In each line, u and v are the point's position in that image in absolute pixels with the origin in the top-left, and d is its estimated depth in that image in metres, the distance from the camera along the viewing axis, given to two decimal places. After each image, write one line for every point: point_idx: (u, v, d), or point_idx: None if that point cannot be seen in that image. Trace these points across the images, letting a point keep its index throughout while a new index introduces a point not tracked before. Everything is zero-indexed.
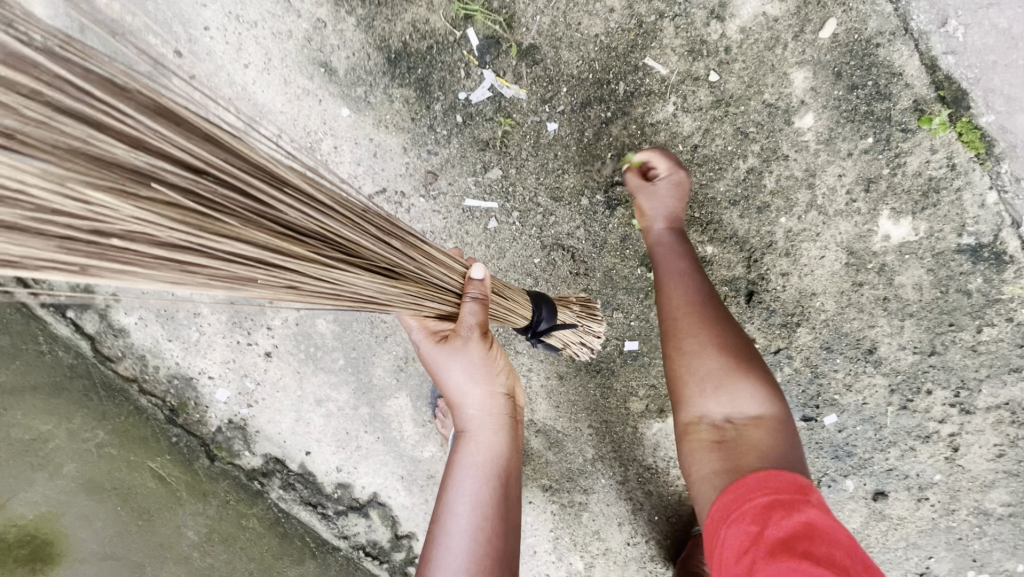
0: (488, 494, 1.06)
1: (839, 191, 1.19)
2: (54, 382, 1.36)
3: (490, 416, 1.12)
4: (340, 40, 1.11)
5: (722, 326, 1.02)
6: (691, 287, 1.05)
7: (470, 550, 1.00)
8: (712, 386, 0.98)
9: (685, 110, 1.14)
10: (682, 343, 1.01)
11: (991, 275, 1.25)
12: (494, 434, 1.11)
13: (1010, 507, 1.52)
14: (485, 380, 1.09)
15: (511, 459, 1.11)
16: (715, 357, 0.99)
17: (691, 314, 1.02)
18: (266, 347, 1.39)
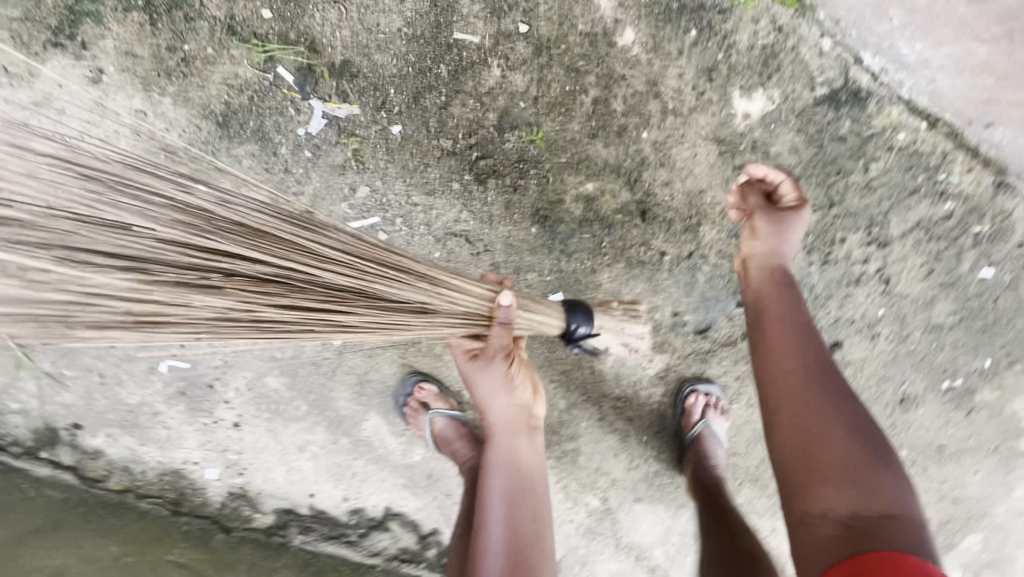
0: (513, 483, 1.19)
1: (686, 90, 1.21)
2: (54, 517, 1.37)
3: (513, 422, 1.22)
4: (166, 121, 1.11)
5: (849, 422, 0.97)
6: (806, 362, 1.04)
7: (506, 541, 1.12)
8: (841, 484, 0.91)
9: (511, 69, 1.16)
10: (793, 419, 1.00)
11: (857, 114, 1.28)
12: (518, 437, 1.23)
13: (957, 314, 1.59)
14: (507, 393, 1.20)
15: (533, 457, 1.23)
16: (837, 440, 0.95)
17: (805, 384, 1.02)
18: (232, 419, 1.45)
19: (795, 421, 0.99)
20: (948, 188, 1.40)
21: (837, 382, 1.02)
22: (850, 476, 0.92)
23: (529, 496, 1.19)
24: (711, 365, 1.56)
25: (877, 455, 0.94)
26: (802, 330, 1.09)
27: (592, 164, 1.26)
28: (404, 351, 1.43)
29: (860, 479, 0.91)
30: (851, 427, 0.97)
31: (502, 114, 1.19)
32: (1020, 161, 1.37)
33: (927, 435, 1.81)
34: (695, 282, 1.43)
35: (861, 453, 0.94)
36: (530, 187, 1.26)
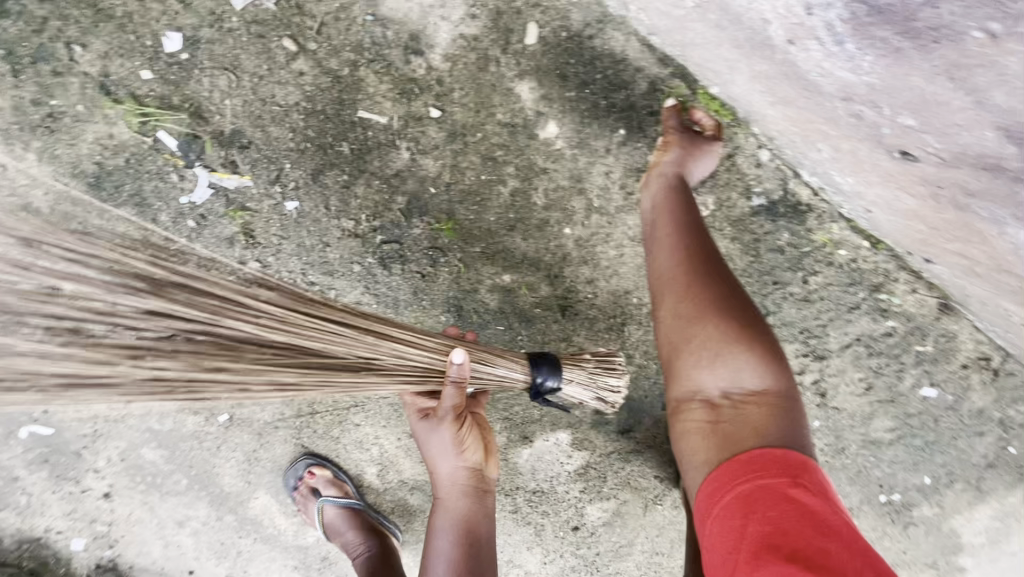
0: (462, 556, 1.02)
1: (613, 188, 1.13)
2: None
3: (462, 487, 1.05)
4: (31, 177, 1.01)
5: (729, 313, 0.90)
6: (695, 267, 0.94)
7: None
8: (727, 398, 0.87)
9: (422, 152, 1.07)
10: (676, 339, 0.93)
11: (795, 227, 1.20)
12: (462, 508, 1.05)
13: (897, 431, 1.51)
14: (457, 454, 1.03)
15: (486, 523, 1.06)
16: (721, 357, 0.88)
17: (696, 290, 0.92)
18: (103, 489, 1.32)
19: (677, 342, 0.93)
20: (890, 307, 1.32)
21: (722, 274, 0.93)
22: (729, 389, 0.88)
23: (476, 572, 1.03)
24: (635, 465, 1.46)
25: (754, 332, 0.89)
26: (692, 226, 0.98)
27: (509, 256, 1.16)
28: (299, 430, 1.33)
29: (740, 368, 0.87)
30: (726, 320, 0.90)
31: (412, 199, 1.09)
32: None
33: None
34: None
35: (737, 339, 0.89)
36: (440, 274, 1.16)
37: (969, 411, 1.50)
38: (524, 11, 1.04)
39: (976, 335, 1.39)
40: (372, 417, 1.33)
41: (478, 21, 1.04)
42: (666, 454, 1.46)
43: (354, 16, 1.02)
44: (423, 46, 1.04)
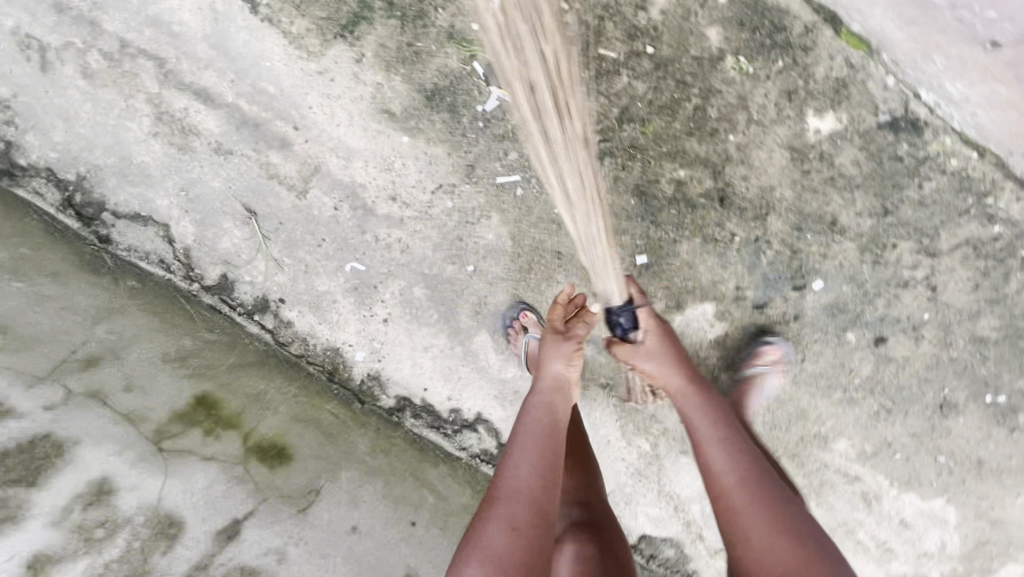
0: (545, 421, 1.54)
1: (769, 105, 1.58)
2: (259, 358, 1.91)
3: (556, 383, 1.63)
4: (395, 91, 1.65)
5: (758, 480, 1.36)
6: (735, 450, 1.42)
7: (531, 452, 1.45)
8: (773, 536, 1.26)
9: (636, 77, 1.58)
10: (733, 508, 1.33)
11: (914, 139, 1.58)
12: (553, 399, 1.60)
13: (1001, 331, 1.79)
14: (564, 357, 1.66)
15: (564, 414, 1.59)
16: (760, 511, 1.30)
17: (745, 469, 1.38)
18: (384, 315, 1.95)
19: (741, 513, 1.32)
20: (996, 213, 1.64)
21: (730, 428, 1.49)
22: (778, 533, 1.26)
23: (552, 435, 1.53)
24: (765, 339, 1.86)
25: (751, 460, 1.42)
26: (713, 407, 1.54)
27: (687, 155, 1.65)
28: (516, 284, 1.87)
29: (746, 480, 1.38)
30: (753, 486, 1.35)
31: (624, 110, 1.61)
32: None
33: (967, 446, 1.97)
34: (758, 263, 1.76)
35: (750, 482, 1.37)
36: (637, 167, 1.67)
37: None
38: None
39: None
40: (570, 278, 1.84)
41: None
42: (792, 333, 1.84)
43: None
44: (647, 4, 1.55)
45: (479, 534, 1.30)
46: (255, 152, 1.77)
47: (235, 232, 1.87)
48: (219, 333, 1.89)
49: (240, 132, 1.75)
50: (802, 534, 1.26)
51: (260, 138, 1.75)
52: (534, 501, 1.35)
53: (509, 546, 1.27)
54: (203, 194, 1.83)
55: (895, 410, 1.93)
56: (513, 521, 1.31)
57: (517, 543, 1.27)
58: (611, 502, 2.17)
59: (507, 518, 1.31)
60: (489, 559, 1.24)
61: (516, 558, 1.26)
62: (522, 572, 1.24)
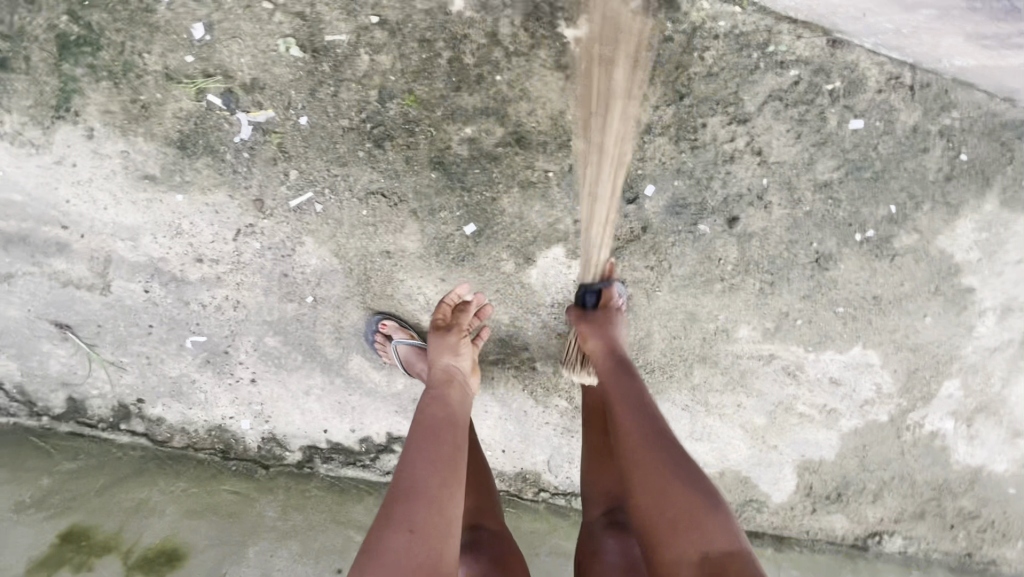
0: (444, 409, 1.45)
1: (519, 32, 1.49)
2: (136, 467, 1.82)
3: (449, 373, 1.56)
4: (144, 154, 1.53)
5: (660, 439, 1.29)
6: (643, 415, 1.34)
7: (428, 443, 1.32)
8: (683, 509, 1.18)
9: (376, 52, 1.47)
10: (637, 461, 1.27)
11: (674, 15, 1.51)
12: (445, 394, 1.50)
13: (842, 169, 1.75)
14: (453, 350, 1.60)
15: (462, 406, 1.50)
16: (668, 467, 1.23)
17: (651, 433, 1.30)
18: (249, 376, 1.85)
19: (649, 476, 1.23)
20: (785, 57, 1.58)
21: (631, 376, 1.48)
22: (680, 498, 1.19)
23: (454, 423, 1.42)
24: (624, 260, 1.81)
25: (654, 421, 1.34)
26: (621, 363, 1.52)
27: (464, 111, 1.56)
28: (362, 297, 1.78)
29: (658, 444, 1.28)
30: (660, 450, 1.27)
31: (381, 90, 1.51)
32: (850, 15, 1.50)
33: (859, 289, 1.95)
34: (583, 190, 1.69)
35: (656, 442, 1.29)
36: (421, 140, 1.58)
37: (903, 131, 1.72)
38: None
39: (876, 60, 1.62)
40: (411, 272, 1.75)
41: None
42: (647, 245, 1.79)
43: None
44: None
45: (375, 541, 1.13)
46: (37, 266, 1.65)
47: (58, 352, 1.74)
48: (83, 459, 1.79)
49: (12, 251, 1.63)
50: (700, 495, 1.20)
51: (35, 250, 1.63)
52: (430, 497, 1.21)
53: (415, 549, 1.12)
54: (9, 327, 1.71)
55: (778, 280, 1.90)
56: (413, 522, 1.16)
57: (420, 546, 1.13)
58: (556, 469, 2.12)
59: (407, 520, 1.16)
60: (394, 574, 1.09)
61: (419, 560, 1.12)
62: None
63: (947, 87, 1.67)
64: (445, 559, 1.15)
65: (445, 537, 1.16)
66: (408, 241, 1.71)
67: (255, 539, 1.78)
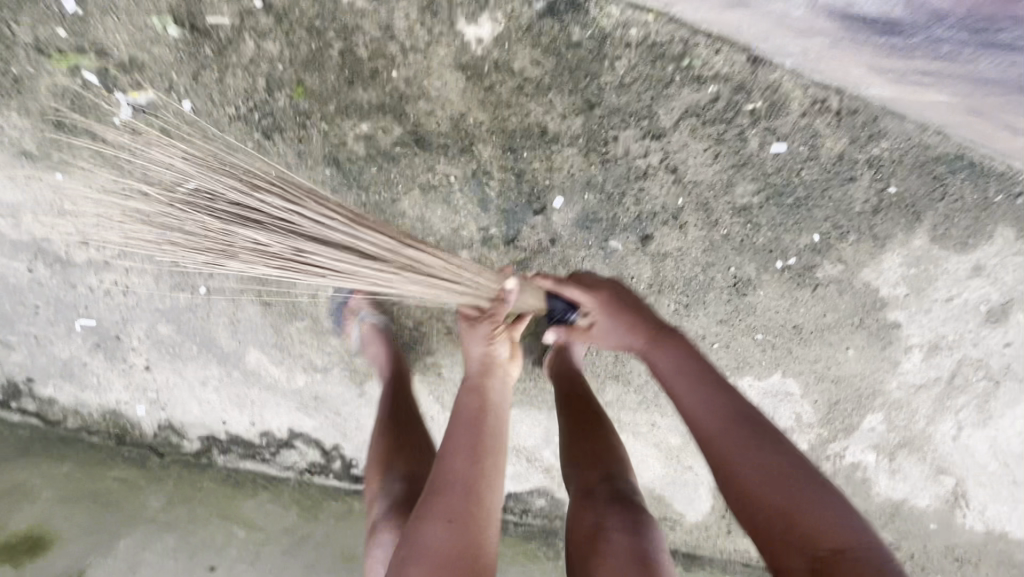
0: (478, 404, 1.48)
1: (415, 27, 1.40)
2: (24, 447, 1.86)
3: (485, 361, 1.55)
4: (18, 129, 1.46)
5: (739, 427, 1.20)
6: (717, 409, 1.23)
7: (463, 443, 1.38)
8: (791, 493, 1.09)
9: (261, 38, 1.39)
10: (725, 444, 1.19)
11: (581, 20, 1.41)
12: (481, 388, 1.50)
13: (762, 194, 1.67)
14: (485, 340, 1.55)
15: (499, 395, 1.53)
16: (754, 452, 1.16)
17: (733, 433, 1.19)
18: (143, 363, 1.81)
19: (748, 447, 1.17)
20: (702, 72, 1.49)
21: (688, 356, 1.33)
22: (774, 479, 1.11)
23: (485, 419, 1.45)
24: (532, 271, 1.75)
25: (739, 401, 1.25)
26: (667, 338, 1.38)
27: (358, 106, 1.48)
28: (258, 291, 1.72)
29: (743, 440, 1.18)
30: (747, 440, 1.18)
31: (268, 78, 1.43)
32: (755, 34, 1.44)
33: (779, 316, 1.88)
34: (487, 197, 1.62)
35: (743, 429, 1.20)
36: (313, 135, 1.50)
37: (829, 158, 1.63)
38: None
39: (801, 81, 1.52)
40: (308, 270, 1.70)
41: None
42: (556, 257, 1.73)
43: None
44: None
45: (413, 533, 1.22)
46: None
47: None
48: None
49: None
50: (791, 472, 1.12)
51: None
52: (467, 489, 1.29)
53: (445, 540, 1.19)
54: None
55: (693, 303, 1.83)
56: (451, 513, 1.24)
57: (455, 535, 1.21)
58: None
59: (445, 512, 1.24)
60: (433, 559, 1.16)
61: (451, 550, 1.19)
62: (456, 562, 1.17)
63: (876, 115, 1.58)
64: (483, 547, 1.23)
65: (484, 528, 1.25)
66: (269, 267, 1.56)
67: (131, 529, 1.83)
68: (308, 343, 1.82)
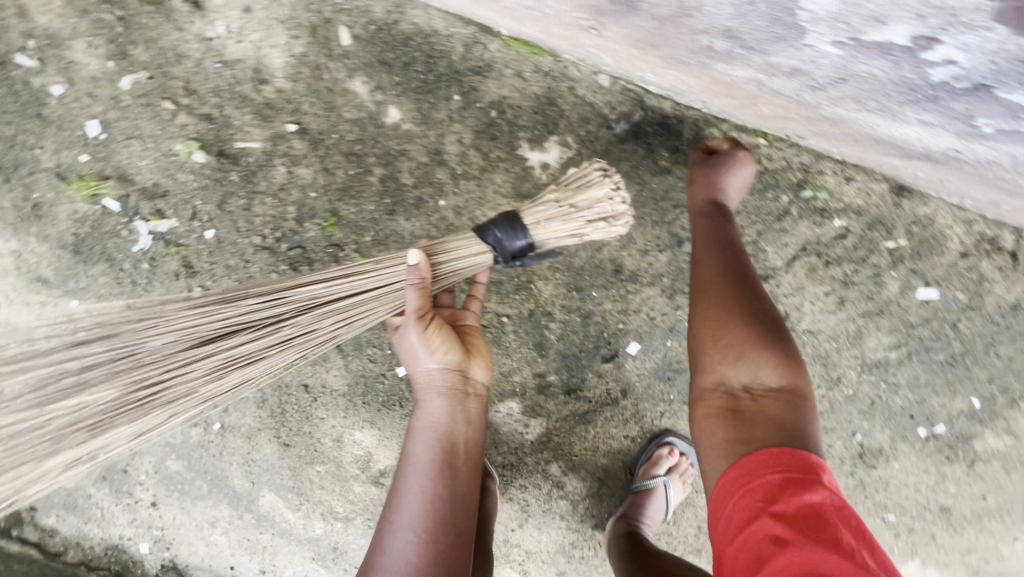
0: (433, 456, 1.04)
1: (469, 152, 1.19)
2: None
3: (437, 387, 1.05)
4: (33, 253, 1.27)
5: (730, 287, 0.96)
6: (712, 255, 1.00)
7: (417, 509, 1.01)
8: (737, 353, 0.90)
9: (295, 164, 1.21)
10: (725, 320, 0.93)
11: (671, 143, 1.17)
12: (433, 433, 1.05)
13: (904, 347, 1.29)
14: (426, 356, 1.04)
15: (465, 429, 1.08)
16: (748, 334, 0.91)
17: (708, 266, 1.00)
18: (149, 498, 1.61)
19: (750, 330, 0.91)
20: (828, 204, 1.20)
21: (727, 246, 1.01)
22: (761, 357, 0.89)
23: (447, 462, 1.05)
24: (598, 425, 1.43)
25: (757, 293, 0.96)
26: (714, 223, 1.04)
27: (400, 238, 1.23)
28: (278, 430, 1.50)
29: (764, 328, 0.91)
30: (735, 302, 0.94)
31: (299, 206, 1.24)
32: (924, 175, 1.12)
33: (920, 494, 1.45)
34: (546, 340, 1.34)
35: (754, 312, 0.93)
36: (348, 268, 1.25)
37: (997, 308, 1.25)
38: (333, 18, 1.17)
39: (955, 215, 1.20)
40: (334, 410, 1.47)
41: (302, 39, 1.18)
42: (627, 410, 1.40)
43: (206, 67, 1.19)
44: (266, 74, 1.18)
45: None
46: None
47: None
48: None
49: None
50: (785, 365, 0.89)
51: None
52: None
53: None
54: None
55: None
56: None
57: None
58: None
59: None
60: None
61: None
62: None
63: None
64: None
65: None
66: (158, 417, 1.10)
67: None
68: (329, 488, 1.56)
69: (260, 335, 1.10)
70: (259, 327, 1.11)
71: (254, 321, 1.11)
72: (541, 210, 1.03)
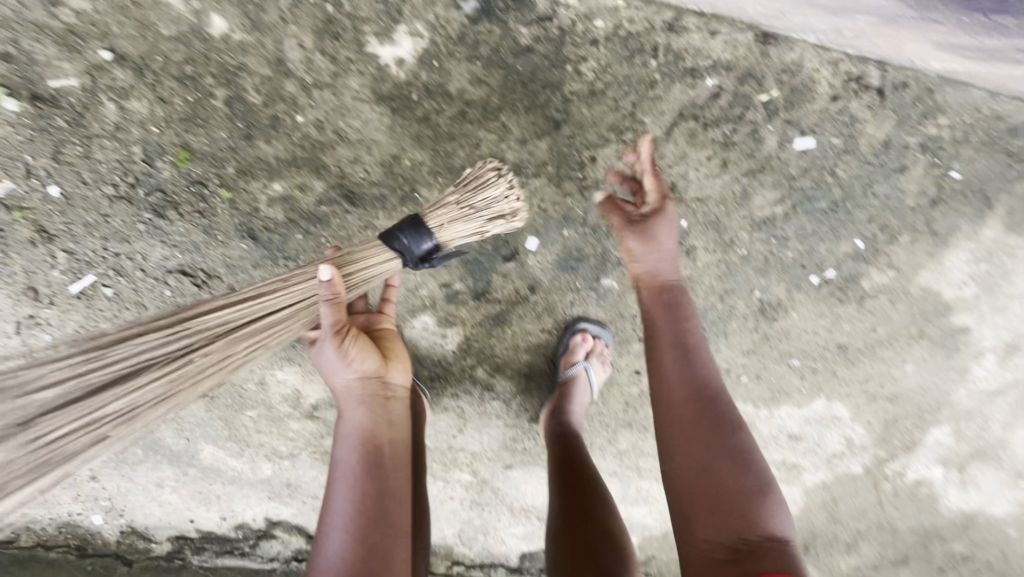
0: (363, 458, 1.00)
1: (314, 56, 1.10)
2: None
3: (356, 392, 1.03)
4: None
5: (701, 408, 1.00)
6: (680, 370, 1.03)
7: (349, 512, 0.95)
8: (715, 470, 0.94)
9: (124, 97, 1.10)
10: (698, 435, 0.97)
11: (529, 17, 1.12)
12: (363, 436, 1.01)
13: (788, 201, 1.32)
14: (345, 368, 1.01)
15: (393, 427, 1.05)
16: (718, 445, 0.96)
17: (675, 378, 1.03)
18: (86, 473, 1.59)
19: (726, 449, 0.96)
20: (698, 62, 1.18)
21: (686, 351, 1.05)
22: (732, 468, 0.94)
23: (376, 462, 1.00)
24: (513, 324, 1.45)
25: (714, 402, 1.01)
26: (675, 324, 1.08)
27: (266, 164, 1.16)
28: None
29: (731, 434, 0.98)
30: (706, 429, 0.98)
31: (144, 145, 1.13)
32: (766, 10, 1.14)
33: (819, 336, 1.55)
34: None
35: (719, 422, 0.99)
36: (216, 206, 1.19)
37: (870, 147, 1.28)
38: None
39: (823, 56, 1.21)
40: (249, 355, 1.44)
41: None
42: (539, 305, 1.42)
43: None
44: None
45: None
46: None
47: None
48: None
49: None
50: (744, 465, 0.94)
51: None
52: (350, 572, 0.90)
53: None
54: None
55: (713, 335, 1.50)
56: None
57: None
58: (468, 540, 1.78)
59: None
60: None
61: None
62: None
63: (930, 86, 1.25)
64: None
65: None
66: (46, 477, 0.92)
67: None
68: (266, 429, 1.57)
69: (165, 369, 0.95)
70: (164, 362, 0.96)
71: (160, 356, 0.96)
72: (440, 213, 0.97)
